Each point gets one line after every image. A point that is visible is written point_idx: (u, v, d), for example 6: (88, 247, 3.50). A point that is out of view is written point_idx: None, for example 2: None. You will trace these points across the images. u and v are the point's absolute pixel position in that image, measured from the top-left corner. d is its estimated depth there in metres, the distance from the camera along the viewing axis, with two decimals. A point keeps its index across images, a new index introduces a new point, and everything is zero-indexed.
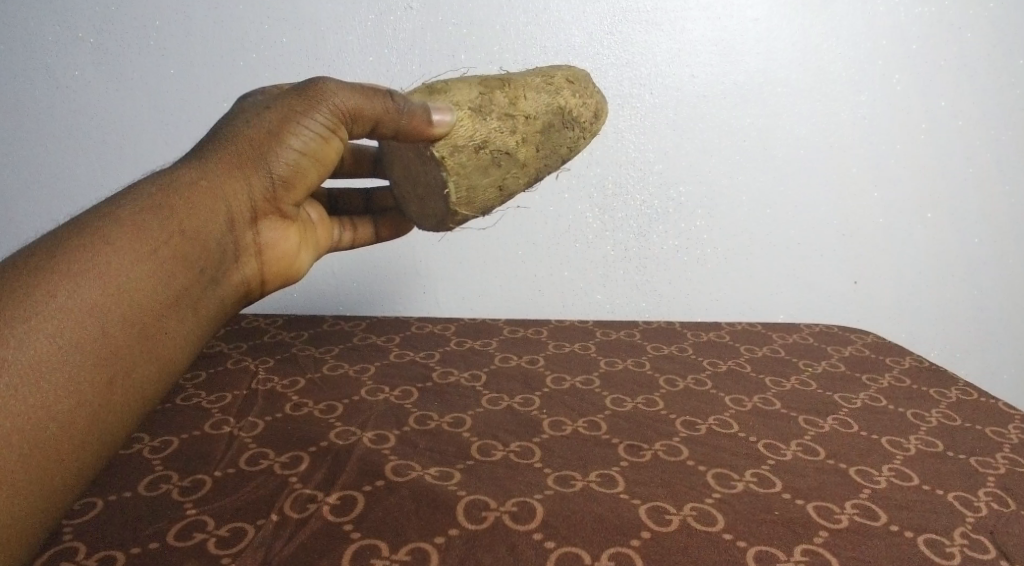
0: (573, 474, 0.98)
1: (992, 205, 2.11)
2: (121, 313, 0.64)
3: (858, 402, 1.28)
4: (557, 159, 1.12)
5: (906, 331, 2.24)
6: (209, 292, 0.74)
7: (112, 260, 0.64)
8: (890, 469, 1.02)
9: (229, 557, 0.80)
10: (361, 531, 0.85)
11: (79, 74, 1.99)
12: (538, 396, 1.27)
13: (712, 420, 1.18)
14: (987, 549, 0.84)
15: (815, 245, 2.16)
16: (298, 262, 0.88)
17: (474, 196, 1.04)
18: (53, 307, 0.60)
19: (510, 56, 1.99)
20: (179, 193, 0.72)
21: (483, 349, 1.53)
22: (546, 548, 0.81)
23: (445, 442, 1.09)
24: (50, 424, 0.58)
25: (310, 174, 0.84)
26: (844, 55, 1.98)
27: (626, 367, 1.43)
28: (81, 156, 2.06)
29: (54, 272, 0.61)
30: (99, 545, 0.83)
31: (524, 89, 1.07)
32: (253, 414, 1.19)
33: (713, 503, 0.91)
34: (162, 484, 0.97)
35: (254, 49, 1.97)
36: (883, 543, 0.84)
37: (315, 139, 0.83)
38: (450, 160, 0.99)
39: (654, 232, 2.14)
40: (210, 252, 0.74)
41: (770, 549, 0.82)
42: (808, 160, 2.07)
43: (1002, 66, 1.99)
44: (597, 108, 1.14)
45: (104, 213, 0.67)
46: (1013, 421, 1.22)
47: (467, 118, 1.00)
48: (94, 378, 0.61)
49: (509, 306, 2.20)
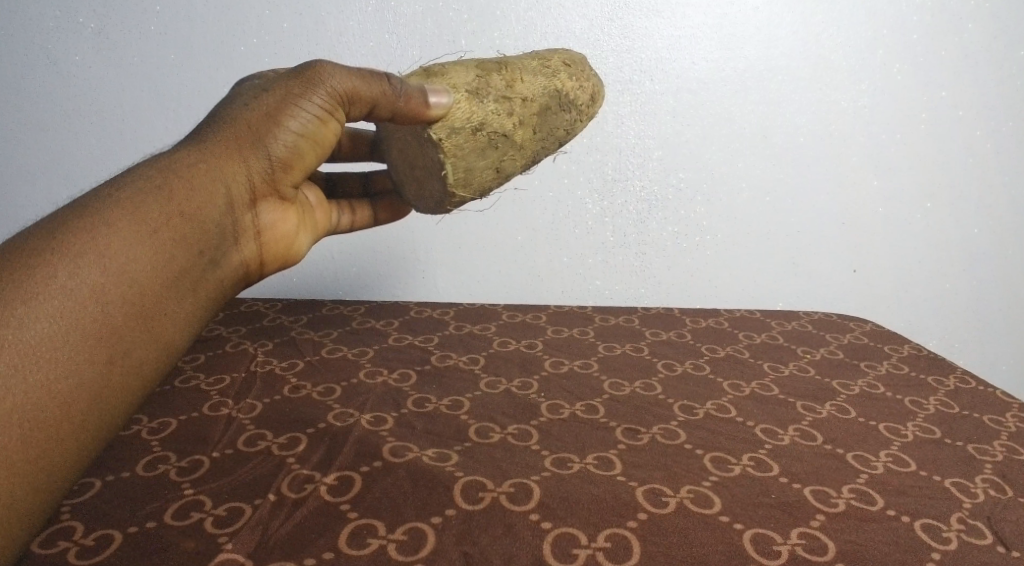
0: (570, 456, 0.98)
1: (993, 196, 2.10)
2: (122, 293, 0.64)
3: (856, 389, 1.28)
4: (554, 142, 1.13)
5: (905, 321, 2.25)
6: (208, 274, 0.74)
7: (110, 242, 0.64)
8: (888, 455, 1.03)
9: (226, 536, 0.80)
10: (359, 511, 0.85)
11: (80, 60, 1.98)
12: (536, 380, 1.27)
13: (710, 404, 1.18)
14: (984, 535, 0.84)
15: (814, 234, 2.16)
16: (298, 245, 0.88)
17: (470, 177, 1.03)
18: (54, 288, 0.60)
19: (510, 41, 1.98)
20: (178, 175, 0.72)
21: (482, 334, 1.53)
22: (544, 529, 0.81)
23: (443, 424, 1.09)
24: (51, 404, 0.58)
25: (309, 156, 0.84)
26: (846, 46, 1.98)
27: (624, 352, 1.43)
28: (82, 140, 2.06)
29: (54, 254, 0.61)
30: (96, 525, 0.83)
31: (520, 72, 1.07)
32: (252, 396, 1.19)
33: (710, 486, 0.91)
34: (160, 464, 0.97)
35: (256, 35, 1.97)
36: (880, 527, 0.84)
37: (313, 121, 0.82)
38: (448, 142, 0.98)
39: (653, 218, 2.14)
40: (210, 234, 0.73)
41: (767, 532, 0.82)
42: (808, 149, 2.07)
43: (1003, 58, 1.99)
44: (592, 92, 1.15)
45: (103, 195, 0.67)
46: (1011, 409, 1.22)
47: (464, 100, 0.99)
48: (93, 359, 0.61)
49: (508, 293, 2.21)
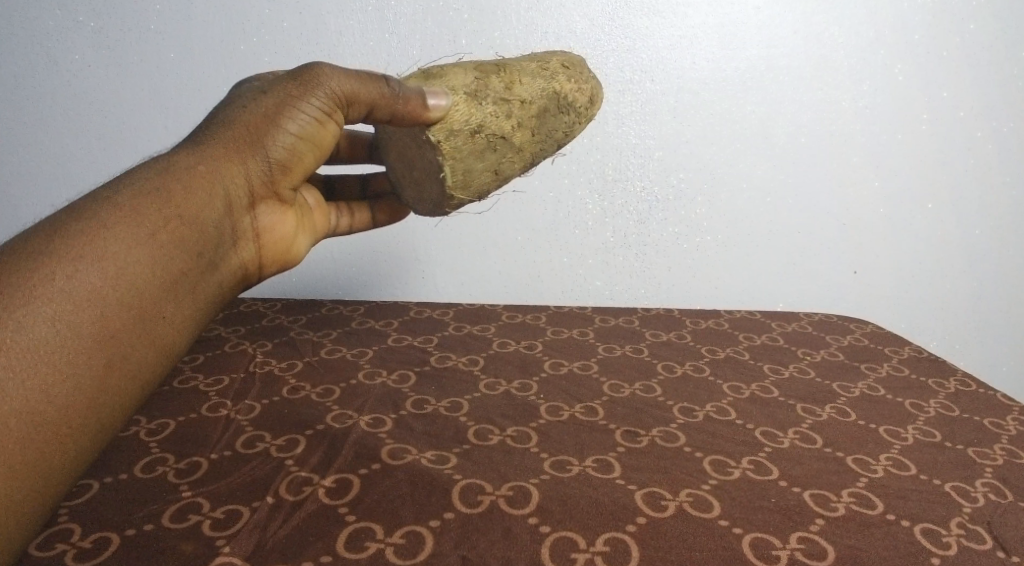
0: (570, 459, 0.98)
1: (994, 196, 2.10)
2: (121, 295, 0.64)
3: (856, 391, 1.28)
4: (552, 143, 1.12)
5: (905, 322, 2.25)
6: (207, 276, 0.73)
7: (108, 245, 0.64)
8: (888, 458, 1.03)
9: (224, 539, 0.80)
10: (357, 513, 0.85)
11: (79, 59, 1.98)
12: (535, 381, 1.27)
13: (709, 407, 1.18)
14: (984, 540, 0.84)
15: (815, 234, 2.15)
16: (297, 246, 0.88)
17: (469, 179, 1.03)
18: (53, 291, 0.60)
19: (510, 41, 1.98)
20: (177, 177, 0.72)
21: (481, 334, 1.53)
22: (542, 533, 0.81)
23: (442, 425, 1.09)
24: (49, 407, 0.58)
25: (308, 158, 0.84)
26: (847, 45, 1.97)
27: (624, 353, 1.43)
28: (82, 139, 2.06)
29: (53, 257, 0.61)
30: (94, 528, 0.83)
31: (519, 74, 1.07)
32: (250, 397, 1.19)
33: (710, 489, 0.91)
34: (158, 466, 0.96)
35: (256, 33, 1.96)
36: (879, 531, 0.84)
37: (311, 123, 0.82)
38: (446, 144, 0.98)
39: (654, 218, 2.14)
40: (209, 235, 0.73)
41: (767, 537, 0.82)
42: (809, 150, 2.06)
43: (1005, 57, 1.97)
44: (591, 94, 1.14)
45: (102, 197, 0.67)
46: (1011, 412, 1.22)
47: (463, 102, 0.99)
48: (92, 362, 0.61)
49: (508, 292, 2.20)
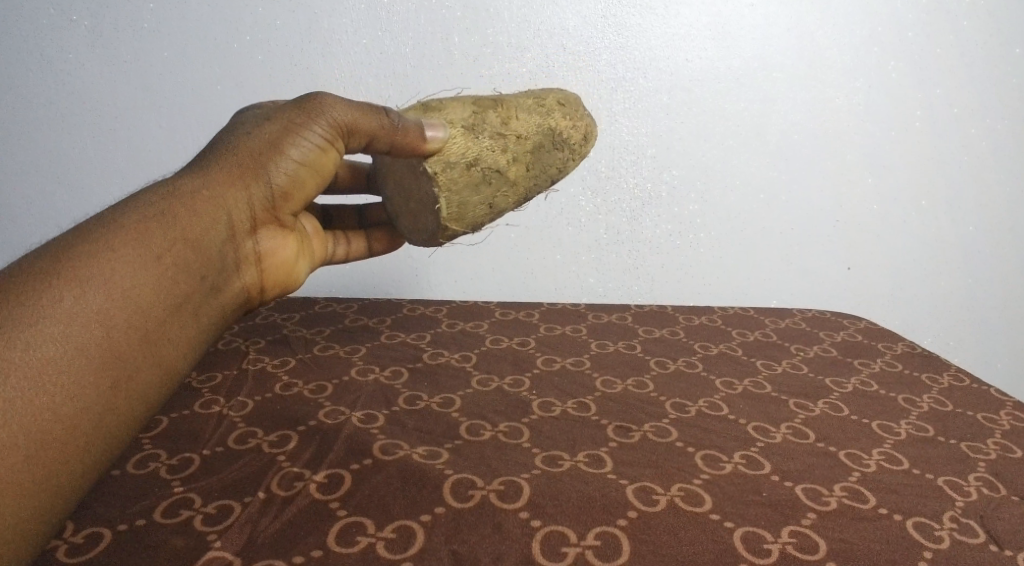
0: (562, 454, 0.98)
1: (989, 193, 2.10)
2: (126, 317, 0.66)
3: (850, 386, 1.28)
4: (546, 179, 1.11)
5: (901, 319, 2.25)
6: (208, 299, 0.76)
7: (116, 268, 0.67)
8: (880, 453, 1.02)
9: (216, 534, 0.80)
10: (347, 508, 0.85)
11: (73, 57, 1.98)
12: (528, 377, 1.27)
13: (701, 402, 1.18)
14: (977, 533, 0.84)
15: (808, 231, 2.15)
16: (297, 271, 0.90)
17: (464, 212, 1.04)
18: (61, 312, 0.62)
19: (504, 39, 1.98)
20: (180, 202, 0.74)
21: (475, 332, 1.53)
22: (533, 527, 0.81)
23: (434, 421, 1.09)
24: (55, 427, 0.60)
25: (309, 185, 0.87)
26: (840, 43, 1.98)
27: (616, 350, 1.43)
28: (77, 139, 2.06)
29: (62, 278, 0.64)
30: (85, 522, 0.83)
31: (516, 110, 1.07)
32: (243, 394, 1.18)
33: (701, 484, 0.91)
34: (150, 462, 0.96)
35: (250, 32, 1.96)
36: (871, 525, 0.84)
37: (314, 150, 0.85)
38: (442, 176, 0.99)
39: (646, 216, 2.14)
40: (211, 259, 0.76)
41: (758, 531, 0.82)
42: (804, 146, 2.06)
43: (1000, 55, 1.98)
44: (586, 131, 1.14)
45: (108, 221, 0.70)
46: (1004, 407, 1.22)
47: (460, 135, 1.01)
48: (98, 383, 0.63)
49: (502, 290, 2.20)
